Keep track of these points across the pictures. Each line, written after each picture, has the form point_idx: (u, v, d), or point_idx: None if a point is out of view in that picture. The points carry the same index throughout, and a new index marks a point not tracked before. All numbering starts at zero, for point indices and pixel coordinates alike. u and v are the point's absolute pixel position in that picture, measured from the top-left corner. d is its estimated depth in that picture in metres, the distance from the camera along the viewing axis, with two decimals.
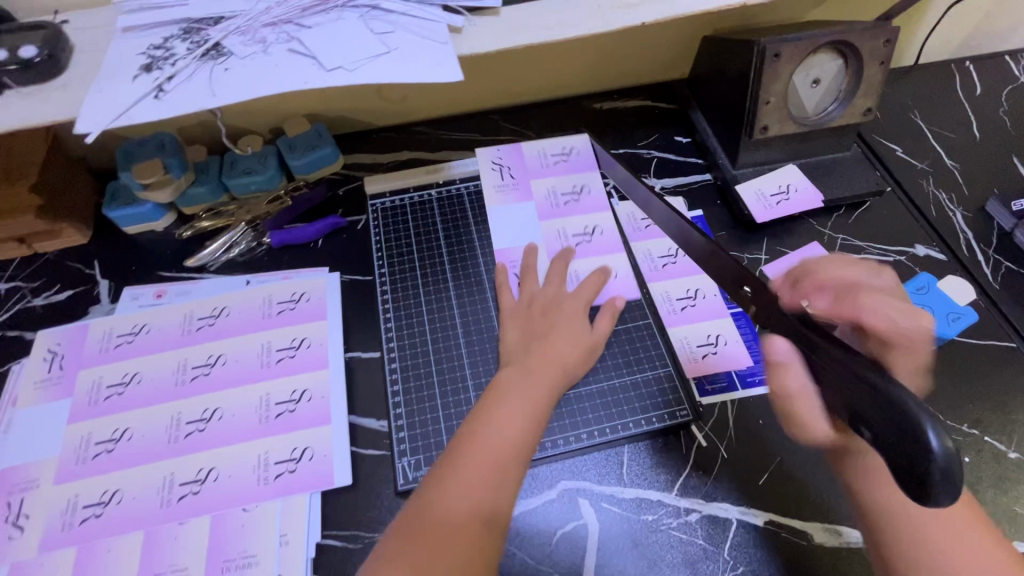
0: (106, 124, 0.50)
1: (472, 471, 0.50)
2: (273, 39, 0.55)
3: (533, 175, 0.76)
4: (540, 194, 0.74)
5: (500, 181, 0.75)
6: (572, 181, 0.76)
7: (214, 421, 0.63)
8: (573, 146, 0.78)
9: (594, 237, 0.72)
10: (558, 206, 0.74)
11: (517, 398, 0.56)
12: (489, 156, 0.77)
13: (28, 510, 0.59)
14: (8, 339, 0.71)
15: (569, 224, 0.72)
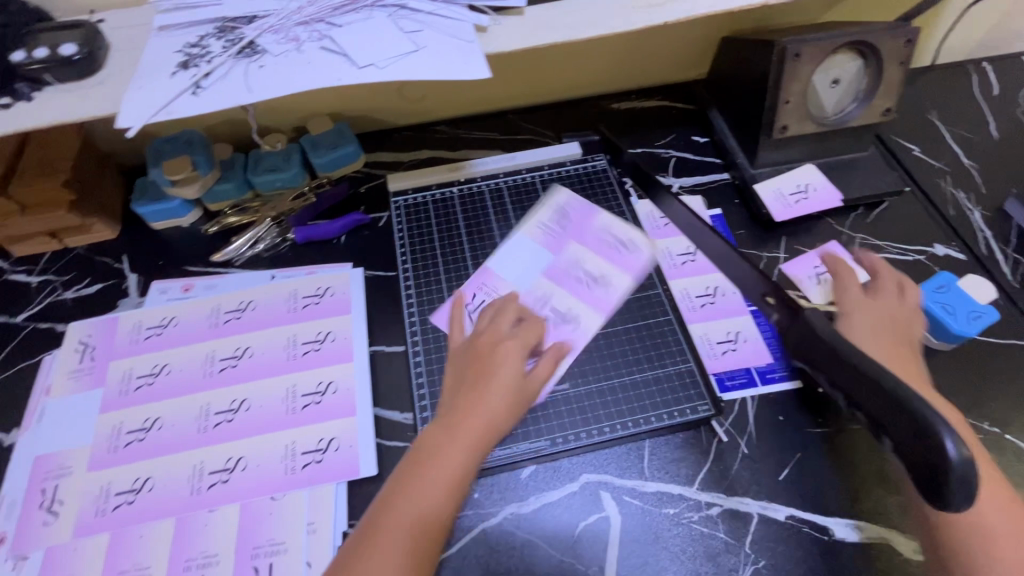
0: (146, 120, 0.51)
1: (416, 495, 0.50)
2: (305, 38, 0.56)
3: (575, 237, 0.76)
4: (560, 254, 0.74)
5: (545, 228, 0.77)
6: (602, 269, 0.73)
7: (242, 412, 0.64)
8: (640, 245, 0.75)
9: (563, 323, 0.68)
10: (561, 272, 0.72)
11: (449, 456, 0.53)
12: (559, 199, 0.79)
13: (62, 497, 0.61)
14: (41, 330, 0.73)
15: (551, 290, 0.71)
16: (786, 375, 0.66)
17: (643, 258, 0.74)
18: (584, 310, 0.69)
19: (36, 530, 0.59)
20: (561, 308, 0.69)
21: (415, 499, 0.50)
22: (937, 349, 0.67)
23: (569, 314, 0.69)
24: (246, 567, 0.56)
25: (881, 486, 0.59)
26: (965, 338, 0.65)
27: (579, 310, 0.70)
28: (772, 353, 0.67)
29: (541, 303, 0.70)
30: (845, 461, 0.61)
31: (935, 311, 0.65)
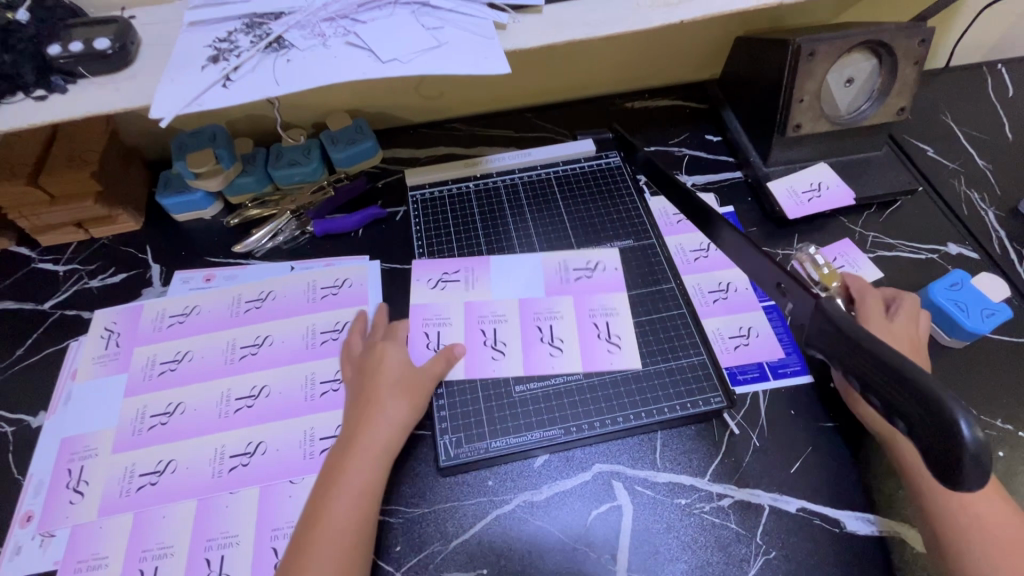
0: (177, 111, 0.53)
1: (342, 498, 0.54)
2: (331, 33, 0.58)
3: (574, 299, 0.71)
4: (547, 299, 0.71)
5: (563, 273, 0.74)
6: (567, 337, 0.68)
7: (262, 398, 0.66)
8: (622, 350, 0.67)
9: (488, 347, 0.68)
10: (529, 313, 0.70)
11: (357, 463, 0.56)
12: (604, 259, 0.75)
13: (88, 477, 0.62)
14: (68, 317, 0.75)
15: (507, 316, 0.70)
16: (797, 370, 0.66)
17: (612, 357, 0.67)
18: (515, 348, 0.68)
19: (63, 509, 0.60)
20: (496, 338, 0.69)
21: (332, 509, 0.54)
22: (950, 346, 0.68)
23: (500, 347, 0.68)
24: (265, 548, 0.57)
25: (893, 480, 0.60)
26: (979, 335, 0.65)
27: (511, 348, 0.68)
28: (783, 348, 0.68)
29: (487, 315, 0.70)
30: (856, 454, 0.61)
31: (948, 309, 0.65)
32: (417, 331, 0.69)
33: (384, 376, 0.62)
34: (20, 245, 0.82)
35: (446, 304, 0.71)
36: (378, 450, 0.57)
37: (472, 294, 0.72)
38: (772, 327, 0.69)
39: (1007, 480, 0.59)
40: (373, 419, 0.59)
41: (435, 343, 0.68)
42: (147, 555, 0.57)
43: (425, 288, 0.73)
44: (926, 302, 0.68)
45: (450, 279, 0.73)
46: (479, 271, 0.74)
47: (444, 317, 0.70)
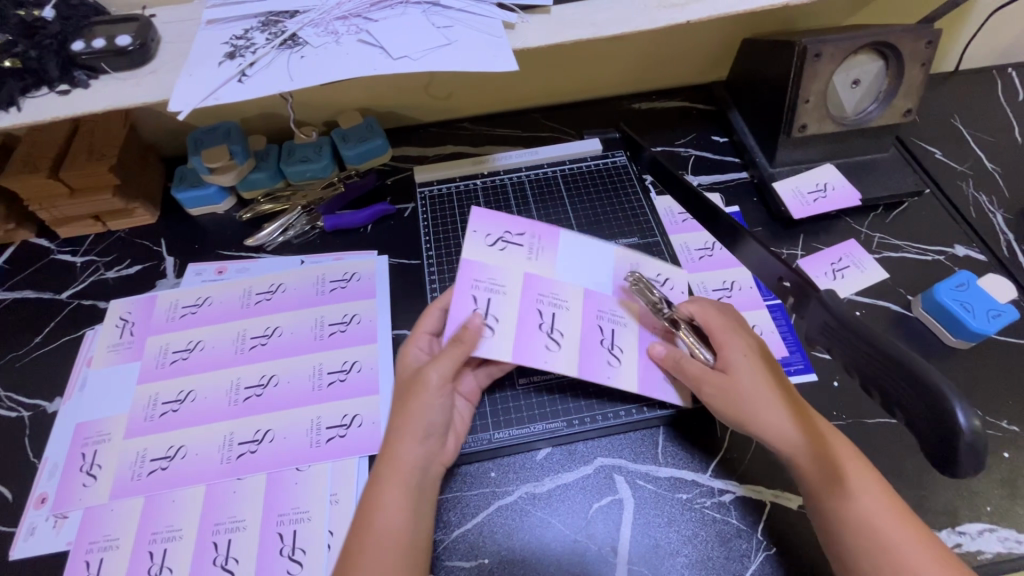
0: (195, 104, 0.55)
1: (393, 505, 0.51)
2: (344, 31, 0.60)
3: (643, 309, 0.68)
4: (614, 300, 0.67)
5: (637, 278, 0.70)
6: (629, 347, 0.65)
7: (271, 387, 0.67)
8: (677, 380, 0.65)
9: (543, 333, 0.63)
10: (593, 310, 0.66)
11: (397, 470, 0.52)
12: (675, 276, 0.71)
13: (101, 461, 0.64)
14: (84, 306, 0.77)
15: (570, 305, 0.65)
16: (800, 368, 0.67)
17: (668, 384, 0.64)
18: (573, 346, 0.63)
19: (76, 490, 0.62)
20: (553, 325, 0.64)
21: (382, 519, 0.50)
22: (956, 347, 0.67)
23: (556, 336, 0.63)
24: (271, 533, 0.58)
25: (895, 479, 0.60)
26: (984, 336, 0.65)
27: (567, 341, 0.63)
28: (786, 346, 0.68)
29: (547, 296, 0.65)
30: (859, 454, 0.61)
31: (953, 309, 0.65)
32: (464, 294, 0.62)
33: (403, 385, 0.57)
34: (39, 236, 0.84)
35: (504, 267, 0.65)
36: (399, 462, 0.52)
37: (535, 265, 0.66)
38: (775, 325, 0.69)
39: (1011, 481, 0.59)
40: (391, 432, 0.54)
41: (483, 311, 0.62)
42: (156, 538, 0.59)
43: (480, 242, 0.66)
44: (931, 303, 0.68)
45: (510, 240, 0.67)
46: (546, 240, 0.69)
47: (497, 282, 0.64)
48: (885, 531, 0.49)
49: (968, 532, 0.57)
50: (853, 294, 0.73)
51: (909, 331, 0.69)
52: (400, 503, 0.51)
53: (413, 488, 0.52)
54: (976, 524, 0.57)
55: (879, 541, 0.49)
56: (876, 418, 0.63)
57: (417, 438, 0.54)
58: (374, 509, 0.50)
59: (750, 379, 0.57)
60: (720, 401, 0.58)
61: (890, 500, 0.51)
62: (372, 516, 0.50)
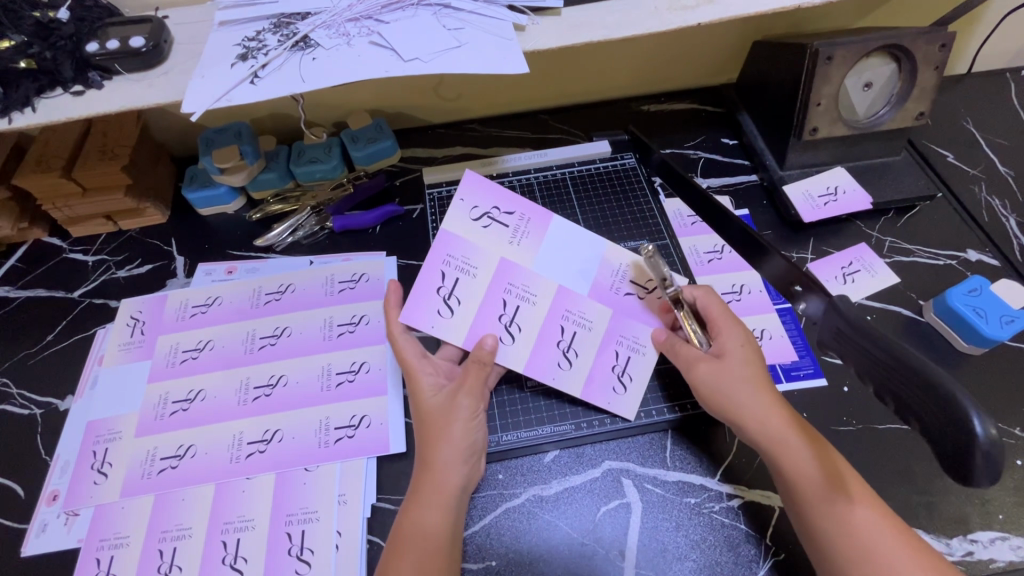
0: (208, 105, 0.55)
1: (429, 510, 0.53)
2: (355, 33, 0.60)
3: (613, 315, 0.67)
4: (587, 301, 0.67)
5: (617, 279, 0.69)
6: (584, 353, 0.66)
7: (280, 387, 0.67)
8: (627, 395, 0.65)
9: (501, 324, 0.65)
10: (559, 310, 0.67)
11: (428, 485, 0.55)
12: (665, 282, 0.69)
13: (111, 459, 0.64)
14: (96, 305, 0.78)
15: (536, 300, 0.66)
16: (810, 373, 0.66)
17: (612, 395, 0.65)
18: (526, 342, 0.65)
19: (87, 488, 0.62)
20: (513, 318, 0.65)
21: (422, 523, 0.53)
22: (968, 352, 0.67)
23: (513, 330, 0.65)
24: (280, 532, 0.58)
25: (906, 486, 0.59)
26: (998, 342, 0.65)
27: (523, 336, 0.65)
28: (796, 351, 0.68)
29: (518, 285, 0.66)
30: (869, 460, 0.61)
31: (966, 314, 0.65)
32: (434, 267, 0.65)
33: (429, 414, 0.59)
34: (51, 235, 0.85)
35: (483, 247, 0.66)
36: (447, 484, 0.55)
37: (513, 250, 0.67)
38: (784, 329, 0.69)
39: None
40: (431, 457, 0.56)
41: (448, 291, 0.64)
42: (165, 536, 0.59)
43: (466, 216, 0.67)
44: (943, 308, 0.67)
45: (497, 218, 0.68)
46: (534, 224, 0.69)
47: (471, 262, 0.66)
48: (874, 536, 0.49)
49: (979, 540, 0.56)
50: (864, 299, 0.72)
51: (920, 336, 0.69)
52: (450, 520, 0.54)
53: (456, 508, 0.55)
54: (988, 532, 0.57)
55: (860, 549, 0.49)
56: (886, 424, 0.63)
57: (462, 459, 0.57)
58: (424, 526, 0.52)
59: (745, 364, 0.59)
60: (708, 385, 0.59)
61: (883, 515, 0.50)
62: (423, 532, 0.52)
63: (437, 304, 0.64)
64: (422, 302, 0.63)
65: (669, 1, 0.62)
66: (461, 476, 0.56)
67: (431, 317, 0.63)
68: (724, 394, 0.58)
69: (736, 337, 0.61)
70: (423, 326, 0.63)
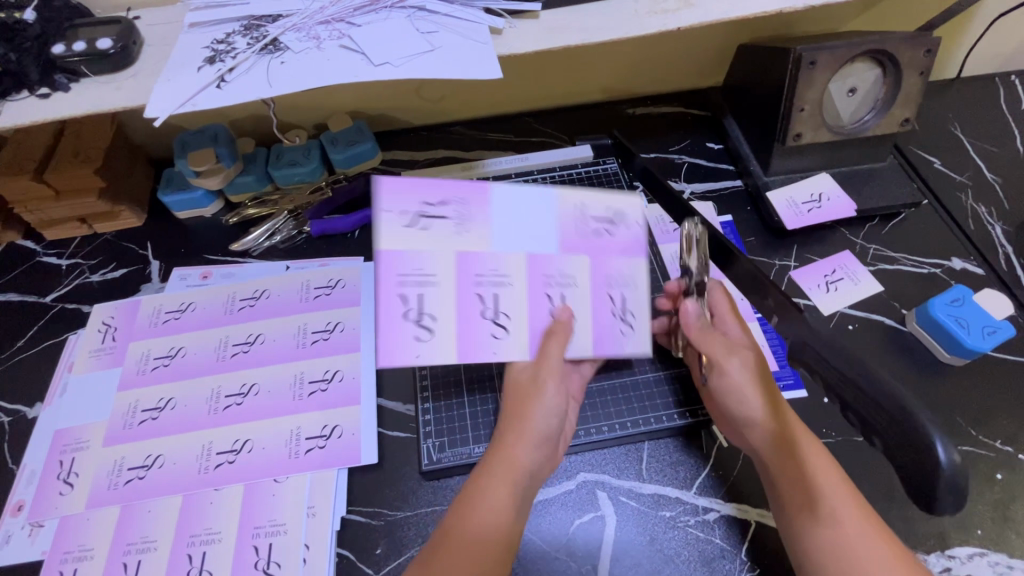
0: (172, 110, 0.54)
1: (496, 494, 0.51)
2: (326, 36, 0.58)
3: (593, 260, 0.57)
4: (561, 258, 0.56)
5: (584, 218, 0.56)
6: (581, 313, 0.57)
7: (252, 396, 0.66)
8: (635, 333, 0.59)
9: (487, 321, 0.55)
10: (538, 273, 0.56)
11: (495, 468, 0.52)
12: (633, 211, 0.58)
13: (78, 469, 0.63)
14: (68, 310, 0.77)
15: (514, 280, 0.55)
16: (790, 384, 0.65)
17: (624, 339, 0.59)
18: (523, 329, 0.56)
19: (52, 499, 0.61)
20: (496, 308, 0.54)
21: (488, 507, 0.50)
22: (951, 363, 0.66)
23: (500, 318, 0.55)
24: (247, 545, 0.57)
25: (884, 500, 0.59)
26: (980, 353, 0.64)
27: (515, 323, 0.55)
28: (777, 361, 0.67)
29: (486, 273, 0.54)
30: (849, 473, 0.60)
31: (947, 325, 0.64)
32: (389, 296, 0.51)
33: (515, 391, 0.57)
34: (25, 238, 0.83)
35: (426, 248, 0.51)
36: (523, 461, 0.53)
37: (466, 239, 0.52)
38: (765, 339, 0.68)
39: (1004, 504, 0.58)
40: (507, 433, 0.55)
41: (415, 311, 0.52)
42: (130, 549, 0.58)
43: (395, 224, 0.50)
44: (926, 318, 0.66)
45: (432, 212, 0.51)
46: (474, 202, 0.52)
47: (428, 271, 0.52)
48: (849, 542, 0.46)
49: (957, 556, 0.56)
50: (846, 307, 0.71)
51: (902, 346, 0.68)
52: (517, 503, 0.51)
53: (521, 494, 0.52)
54: (966, 547, 0.56)
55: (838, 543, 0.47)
56: None
57: (534, 443, 0.55)
58: (490, 508, 0.50)
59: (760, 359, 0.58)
60: (744, 376, 0.56)
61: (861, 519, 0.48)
62: (489, 510, 0.50)
63: (410, 329, 0.52)
64: (393, 334, 0.52)
65: (649, 4, 0.61)
66: (533, 458, 0.54)
67: (412, 346, 0.52)
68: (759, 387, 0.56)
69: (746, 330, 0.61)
70: (406, 361, 0.52)
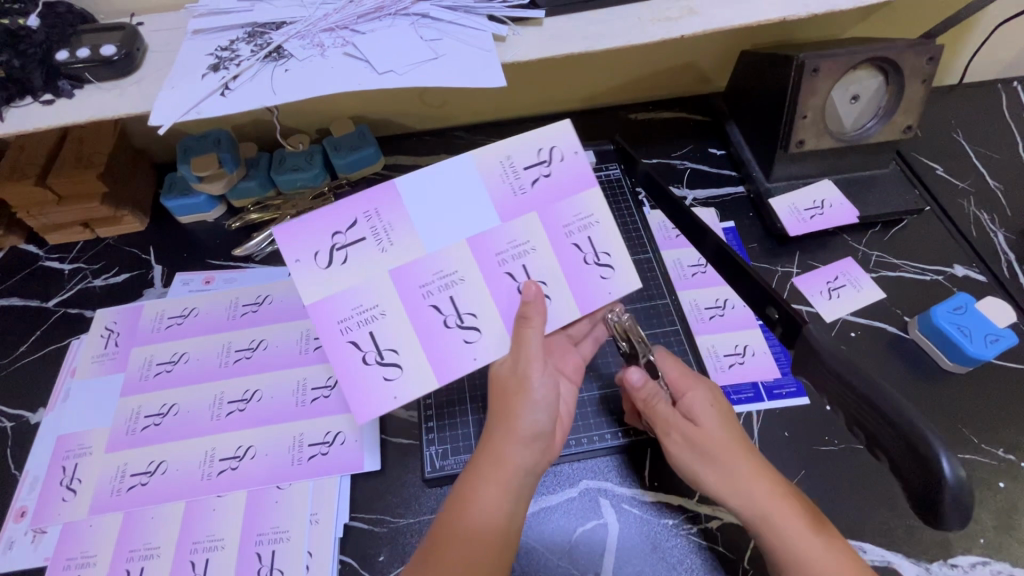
0: (176, 118, 0.54)
1: (488, 496, 0.49)
2: (330, 44, 0.59)
3: (539, 215, 0.56)
4: (505, 228, 0.55)
5: (510, 178, 0.55)
6: (550, 275, 0.56)
7: (255, 402, 0.66)
8: (615, 273, 0.57)
9: (454, 328, 0.54)
10: (488, 253, 0.55)
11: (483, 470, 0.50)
12: (559, 143, 0.56)
13: (81, 475, 0.63)
14: (70, 316, 0.77)
15: (464, 274, 0.54)
16: (793, 391, 0.65)
17: (606, 284, 0.57)
18: (492, 320, 0.55)
19: (55, 505, 0.61)
20: (456, 310, 0.54)
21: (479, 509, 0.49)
22: (953, 371, 0.66)
23: (466, 317, 0.54)
24: (249, 552, 0.57)
25: (887, 509, 0.59)
26: (983, 361, 0.64)
27: (482, 319, 0.55)
28: (779, 368, 0.67)
29: (431, 280, 0.54)
30: (851, 481, 0.60)
31: (950, 333, 0.64)
32: (339, 346, 0.52)
33: (501, 385, 0.53)
34: (28, 243, 0.83)
35: (360, 283, 0.52)
36: (509, 462, 0.50)
37: (392, 255, 0.53)
38: (768, 346, 0.68)
39: (1007, 512, 0.58)
40: (491, 436, 0.52)
41: (372, 350, 0.52)
42: (133, 556, 0.58)
43: (315, 270, 0.51)
44: (928, 325, 0.66)
45: (347, 241, 0.52)
46: (386, 214, 0.53)
47: (367, 304, 0.52)
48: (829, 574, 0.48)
49: (960, 565, 0.56)
50: (848, 314, 0.71)
51: (904, 354, 0.68)
52: (507, 507, 0.49)
53: (517, 492, 0.50)
54: (969, 556, 0.56)
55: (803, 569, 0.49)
56: None
57: (521, 442, 0.51)
58: (481, 511, 0.48)
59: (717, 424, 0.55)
60: (689, 452, 0.56)
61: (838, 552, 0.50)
62: (478, 516, 0.48)
63: (375, 371, 0.52)
64: (358, 380, 0.52)
65: (652, 12, 0.61)
66: (522, 457, 0.51)
67: (385, 389, 0.52)
68: (705, 462, 0.54)
69: (701, 388, 0.58)
70: (385, 405, 0.52)
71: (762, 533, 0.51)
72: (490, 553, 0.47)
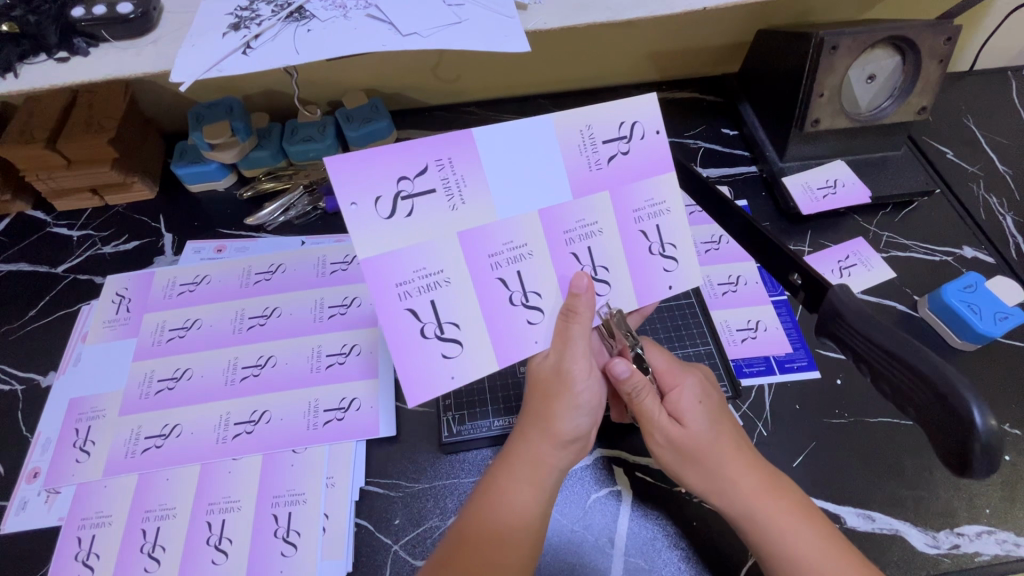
0: (198, 75, 0.53)
1: (520, 494, 0.51)
2: (352, 5, 0.58)
3: (611, 198, 0.53)
4: (576, 206, 0.52)
5: (591, 155, 0.51)
6: (613, 261, 0.55)
7: (269, 367, 0.66)
8: (678, 266, 0.56)
9: (518, 306, 0.53)
10: (557, 233, 0.52)
11: (518, 467, 0.53)
12: (643, 118, 0.52)
13: (95, 437, 0.63)
14: (80, 281, 0.76)
15: (533, 248, 0.52)
16: (804, 365, 0.66)
17: (667, 278, 0.56)
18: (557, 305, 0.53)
19: (68, 467, 0.61)
20: (524, 288, 0.53)
21: (507, 505, 0.51)
22: (961, 349, 0.67)
23: (531, 296, 0.53)
24: (266, 514, 0.58)
25: (895, 479, 0.60)
26: (990, 339, 0.65)
27: (546, 300, 0.53)
28: (791, 343, 0.68)
29: (499, 250, 0.51)
30: (860, 452, 0.61)
31: (960, 311, 0.65)
32: (399, 315, 0.49)
33: (541, 382, 0.55)
34: (35, 209, 0.82)
35: (422, 242, 0.48)
36: (546, 459, 0.53)
37: (462, 217, 0.49)
38: (779, 320, 0.69)
39: (1012, 484, 0.59)
40: (529, 432, 0.54)
41: (433, 321, 0.50)
42: (149, 516, 0.58)
43: (375, 219, 0.46)
44: (939, 304, 0.67)
45: (414, 190, 0.47)
46: (460, 168, 0.48)
47: (431, 269, 0.49)
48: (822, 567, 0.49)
49: (966, 533, 0.57)
50: (859, 293, 0.72)
51: (913, 332, 0.69)
52: (541, 501, 0.52)
53: (549, 490, 0.53)
54: (975, 525, 0.57)
55: (795, 559, 0.50)
56: (878, 417, 0.63)
57: (561, 443, 0.54)
58: (514, 508, 0.51)
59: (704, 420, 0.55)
60: (671, 453, 0.56)
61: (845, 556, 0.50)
62: (512, 505, 0.51)
63: (434, 346, 0.50)
64: (417, 354, 0.50)
65: None
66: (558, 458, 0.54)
67: (444, 366, 0.50)
68: (687, 464, 0.55)
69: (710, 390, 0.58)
70: (442, 384, 0.51)
71: (759, 520, 0.52)
72: (519, 548, 0.49)
